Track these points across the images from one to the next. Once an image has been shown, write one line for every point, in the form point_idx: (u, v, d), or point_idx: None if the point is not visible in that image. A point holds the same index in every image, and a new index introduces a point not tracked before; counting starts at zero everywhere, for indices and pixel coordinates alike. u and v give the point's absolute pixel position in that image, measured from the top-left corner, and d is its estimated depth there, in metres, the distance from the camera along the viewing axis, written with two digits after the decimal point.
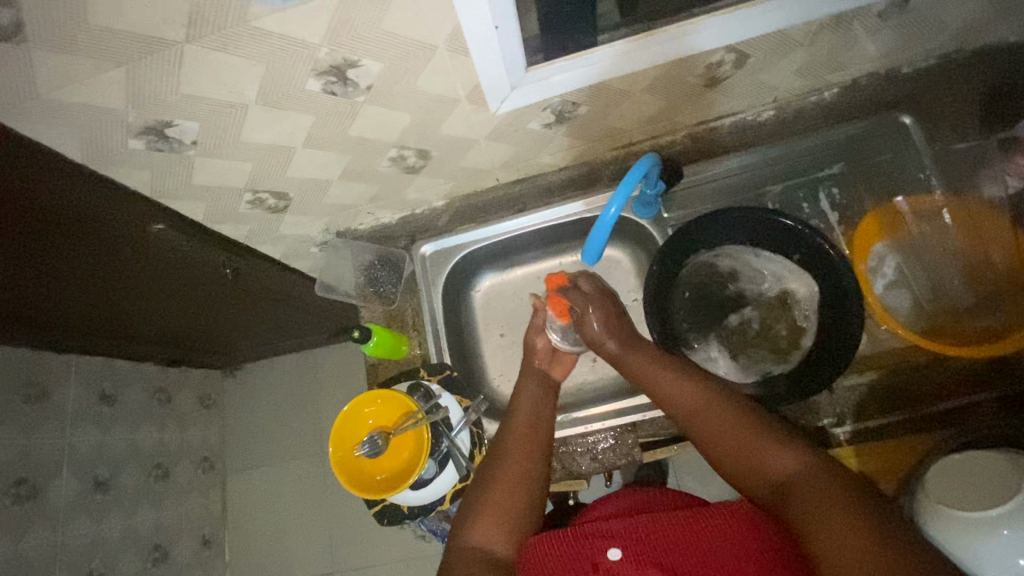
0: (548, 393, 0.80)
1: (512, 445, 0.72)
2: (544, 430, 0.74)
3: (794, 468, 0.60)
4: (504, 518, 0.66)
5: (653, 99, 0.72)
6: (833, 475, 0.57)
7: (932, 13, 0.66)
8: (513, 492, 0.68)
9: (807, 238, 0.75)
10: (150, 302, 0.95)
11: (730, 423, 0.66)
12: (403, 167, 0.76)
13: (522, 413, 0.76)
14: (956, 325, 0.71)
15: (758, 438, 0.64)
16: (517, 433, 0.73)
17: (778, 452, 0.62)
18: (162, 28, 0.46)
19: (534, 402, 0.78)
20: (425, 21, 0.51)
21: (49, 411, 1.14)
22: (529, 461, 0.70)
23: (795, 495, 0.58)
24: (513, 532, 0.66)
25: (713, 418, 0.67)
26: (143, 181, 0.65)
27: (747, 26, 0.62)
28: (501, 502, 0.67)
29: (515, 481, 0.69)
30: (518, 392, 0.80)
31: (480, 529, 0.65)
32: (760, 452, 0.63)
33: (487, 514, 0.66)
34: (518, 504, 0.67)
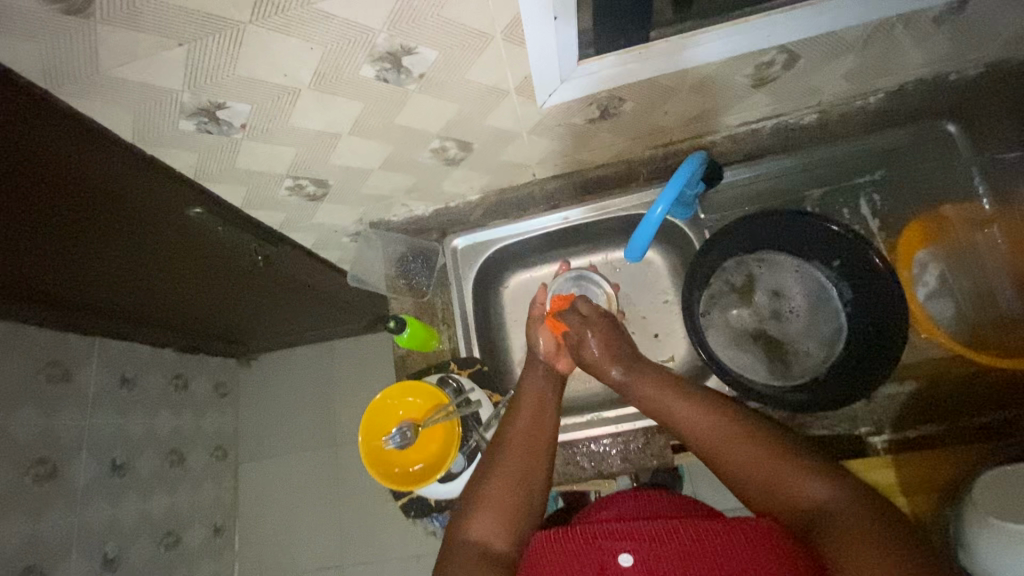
0: (553, 391, 0.79)
1: (515, 441, 0.71)
2: (549, 432, 0.72)
3: (826, 499, 0.55)
4: (506, 514, 0.64)
5: (699, 97, 0.72)
6: (870, 509, 0.53)
7: (990, 19, 0.65)
8: (514, 488, 0.66)
9: (852, 245, 0.71)
10: (179, 286, 0.95)
11: (748, 450, 0.62)
12: (443, 158, 0.75)
13: (524, 414, 0.74)
14: (1001, 335, 0.70)
15: (783, 467, 0.59)
16: (522, 429, 0.72)
17: (807, 483, 0.57)
18: (227, 8, 0.45)
19: (539, 399, 0.77)
20: (486, 10, 0.50)
21: (71, 392, 1.14)
22: (532, 466, 0.68)
23: (828, 529, 0.53)
24: (515, 529, 0.64)
25: (728, 446, 0.63)
26: (188, 164, 0.65)
27: (804, 26, 0.61)
28: (503, 499, 0.65)
29: (518, 479, 0.67)
30: (522, 386, 0.79)
31: (478, 523, 0.63)
32: (787, 481, 0.58)
33: (487, 508, 0.65)
34: (520, 503, 0.66)
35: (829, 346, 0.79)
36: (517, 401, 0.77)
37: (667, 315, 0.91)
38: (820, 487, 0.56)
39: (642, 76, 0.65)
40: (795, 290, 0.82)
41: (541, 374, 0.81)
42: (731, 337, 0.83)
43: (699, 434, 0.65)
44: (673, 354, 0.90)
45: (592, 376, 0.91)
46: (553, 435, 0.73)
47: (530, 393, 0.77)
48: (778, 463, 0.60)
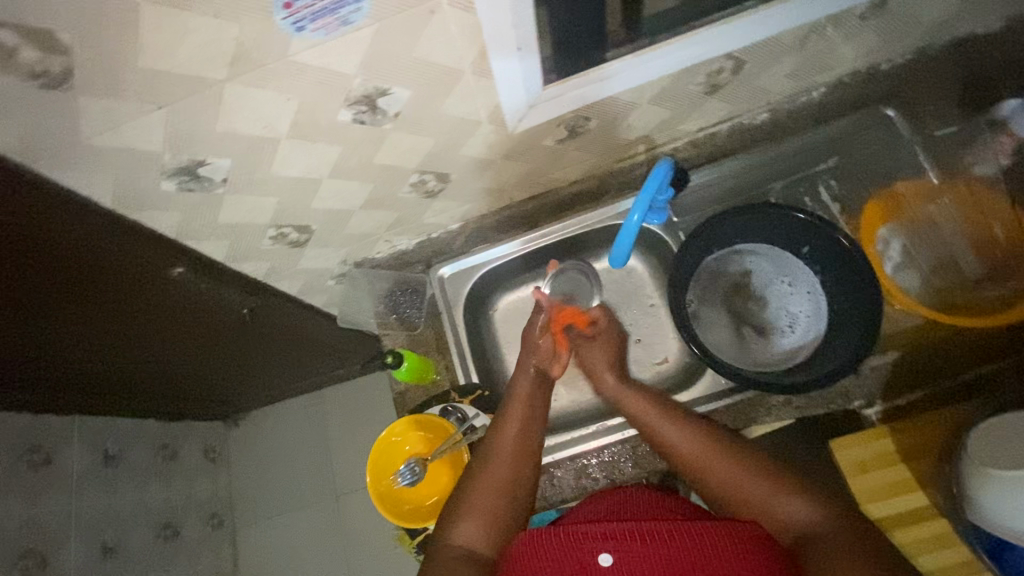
0: (542, 396, 0.80)
1: (503, 445, 0.72)
2: (535, 433, 0.74)
3: (808, 518, 0.61)
4: (486, 515, 0.66)
5: (659, 109, 0.76)
6: (847, 528, 0.58)
7: (909, 11, 0.71)
8: (498, 491, 0.68)
9: (822, 230, 0.76)
10: (163, 351, 0.93)
11: (736, 472, 0.67)
12: (423, 192, 0.77)
13: (514, 415, 0.75)
14: (967, 297, 0.74)
15: (767, 485, 0.65)
16: (509, 434, 0.73)
17: (790, 501, 0.63)
18: (205, 69, 0.47)
19: (526, 402, 0.77)
20: (453, 47, 0.53)
21: (54, 476, 1.09)
22: (520, 466, 0.71)
23: (809, 544, 0.59)
24: (495, 529, 0.66)
25: (718, 466, 0.68)
26: (170, 224, 0.65)
27: (743, 34, 0.65)
28: (487, 503, 0.67)
29: (502, 483, 0.69)
30: (511, 392, 0.79)
31: (461, 527, 0.66)
32: (769, 501, 0.64)
33: (471, 513, 0.67)
34: (503, 507, 0.67)
35: (805, 339, 0.82)
36: (505, 406, 0.77)
37: (654, 318, 0.93)
38: (793, 504, 0.63)
39: (603, 95, 0.68)
40: (775, 279, 0.85)
41: (530, 376, 0.81)
42: (713, 326, 0.86)
43: (686, 453, 0.70)
44: (667, 355, 0.91)
45: (592, 387, 0.92)
46: (539, 439, 0.74)
47: (518, 396, 0.77)
48: (761, 486, 0.65)
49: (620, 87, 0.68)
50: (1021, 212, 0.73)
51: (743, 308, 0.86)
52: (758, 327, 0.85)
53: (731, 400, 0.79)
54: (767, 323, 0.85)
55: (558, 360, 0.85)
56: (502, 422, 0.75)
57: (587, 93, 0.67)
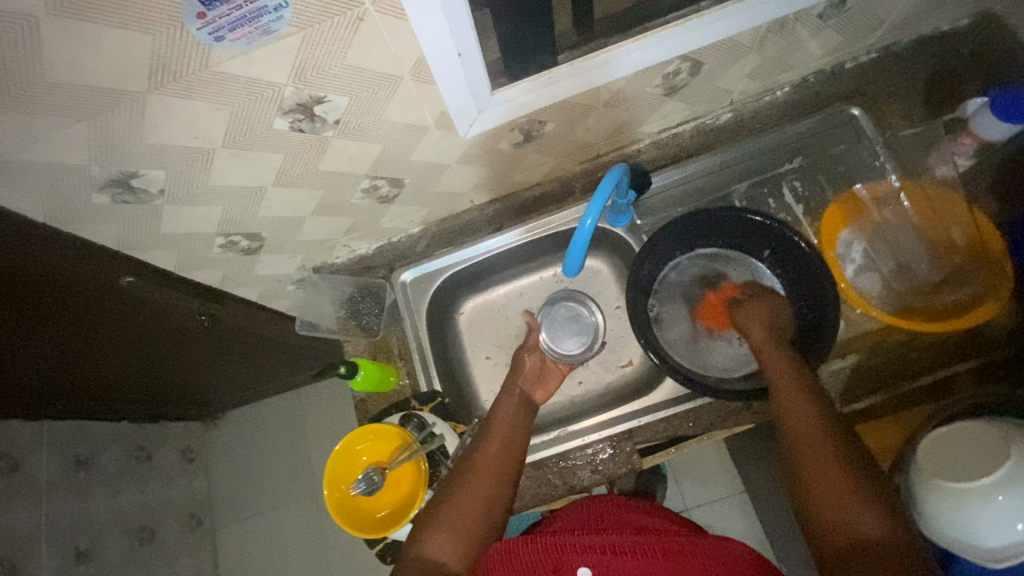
0: (524, 416, 0.77)
1: (483, 464, 0.69)
2: (518, 449, 0.71)
3: (877, 536, 0.51)
4: (459, 531, 0.63)
5: (617, 111, 0.74)
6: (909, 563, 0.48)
7: (870, 9, 0.70)
8: (474, 507, 0.65)
9: (779, 233, 0.76)
10: (123, 359, 0.92)
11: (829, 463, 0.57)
12: (376, 197, 0.76)
13: (496, 431, 0.73)
14: (926, 301, 0.73)
15: (857, 491, 0.54)
16: (490, 450, 0.70)
17: (872, 509, 0.53)
18: (124, 80, 0.45)
19: (510, 421, 0.75)
20: (390, 54, 0.52)
21: (22, 484, 1.08)
22: (498, 485, 0.68)
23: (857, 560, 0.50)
24: (468, 546, 0.63)
25: (817, 452, 0.58)
26: (110, 236, 0.63)
27: (700, 36, 0.64)
28: (461, 518, 0.64)
29: (479, 500, 0.66)
30: (494, 411, 0.77)
31: (429, 541, 0.63)
32: (846, 503, 0.54)
33: (445, 527, 0.64)
34: (479, 525, 0.64)
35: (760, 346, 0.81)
36: (487, 424, 0.75)
37: (619, 321, 0.93)
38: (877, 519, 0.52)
39: (612, 78, 0.66)
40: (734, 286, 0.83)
41: (515, 398, 0.78)
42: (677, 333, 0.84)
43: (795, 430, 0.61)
44: (632, 357, 0.91)
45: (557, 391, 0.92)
46: (520, 459, 0.71)
47: (502, 415, 0.75)
48: (846, 487, 0.54)
49: (629, 70, 0.65)
50: (976, 211, 0.74)
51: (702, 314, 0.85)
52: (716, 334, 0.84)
53: (691, 404, 0.78)
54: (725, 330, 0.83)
55: (544, 385, 0.83)
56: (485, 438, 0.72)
57: (593, 77, 0.65)
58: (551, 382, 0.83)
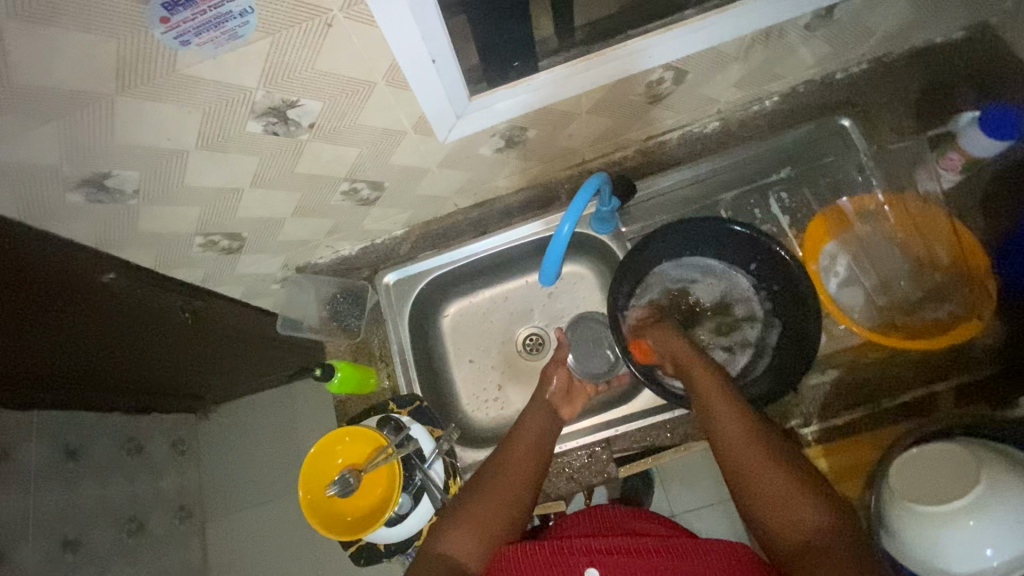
0: (553, 422, 0.78)
1: (513, 465, 0.69)
2: (545, 454, 0.72)
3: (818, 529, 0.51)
4: (487, 528, 0.63)
5: (600, 118, 0.74)
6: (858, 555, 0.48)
7: (859, 20, 0.69)
8: (503, 506, 0.65)
9: (763, 247, 0.75)
10: (107, 353, 0.92)
11: (765, 463, 0.57)
12: (357, 199, 0.75)
13: (525, 436, 0.73)
14: (907, 318, 0.73)
15: (797, 489, 0.55)
16: (518, 453, 0.71)
17: (812, 505, 0.53)
18: (92, 82, 0.45)
19: (540, 426, 0.76)
20: (361, 60, 0.51)
21: (10, 473, 1.09)
22: (524, 488, 0.68)
23: (813, 562, 0.50)
24: (494, 544, 0.62)
25: (750, 454, 0.58)
26: (87, 233, 0.63)
27: (682, 45, 0.63)
28: (488, 517, 0.64)
29: (510, 500, 0.66)
30: (523, 415, 0.77)
31: (454, 538, 0.62)
32: (791, 503, 0.54)
33: (470, 523, 0.63)
34: (507, 524, 0.64)
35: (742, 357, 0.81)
36: (516, 428, 0.75)
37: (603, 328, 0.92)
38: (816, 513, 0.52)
39: (645, 67, 0.64)
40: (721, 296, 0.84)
41: (542, 405, 0.79)
42: None
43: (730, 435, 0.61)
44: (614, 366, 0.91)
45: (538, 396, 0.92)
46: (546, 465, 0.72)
47: (533, 422, 0.75)
48: (784, 486, 0.55)
49: (663, 58, 0.64)
50: (957, 224, 0.73)
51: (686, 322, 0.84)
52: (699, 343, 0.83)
53: (670, 414, 0.78)
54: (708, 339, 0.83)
55: (570, 402, 0.82)
56: (513, 441, 0.73)
57: (628, 63, 0.63)
58: (579, 400, 0.82)
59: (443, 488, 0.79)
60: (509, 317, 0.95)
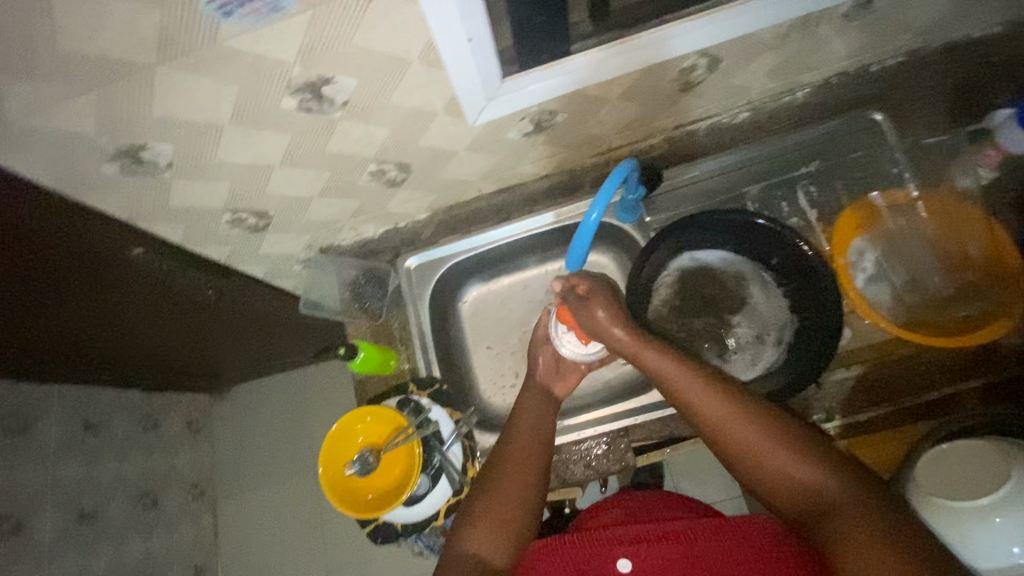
0: (550, 406, 0.77)
1: (512, 457, 0.70)
2: (544, 439, 0.72)
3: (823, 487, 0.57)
4: (499, 530, 0.65)
5: (630, 105, 0.73)
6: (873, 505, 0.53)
7: (899, 11, 0.67)
8: (511, 504, 0.66)
9: (787, 240, 0.75)
10: (130, 328, 0.93)
11: (761, 435, 0.60)
12: (384, 181, 0.75)
13: (525, 419, 0.74)
14: (936, 315, 0.72)
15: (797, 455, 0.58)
16: (520, 440, 0.71)
17: (808, 467, 0.58)
18: (133, 53, 0.45)
19: (537, 415, 0.75)
20: (398, 37, 0.51)
21: (31, 444, 1.11)
22: (531, 473, 0.69)
23: (834, 523, 0.54)
24: (510, 543, 0.65)
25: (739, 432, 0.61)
26: (118, 207, 0.64)
27: (718, 30, 0.62)
28: (501, 510, 0.66)
29: (517, 492, 0.67)
30: (518, 405, 0.76)
31: (474, 535, 0.65)
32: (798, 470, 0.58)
33: (486, 519, 0.65)
34: (518, 522, 0.66)
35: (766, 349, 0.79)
36: (513, 418, 0.75)
37: None
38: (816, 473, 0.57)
39: (666, 57, 0.64)
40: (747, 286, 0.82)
41: (537, 393, 0.79)
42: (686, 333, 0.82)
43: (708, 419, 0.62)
44: None
45: None
46: (547, 450, 0.71)
47: (527, 411, 0.75)
48: (784, 457, 0.59)
49: (684, 49, 0.63)
50: (993, 224, 0.72)
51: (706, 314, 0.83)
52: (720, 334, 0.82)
53: None
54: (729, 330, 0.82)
55: (564, 379, 0.81)
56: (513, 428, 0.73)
57: (647, 54, 0.63)
58: (573, 377, 0.81)
59: (461, 470, 0.80)
60: (529, 304, 0.95)
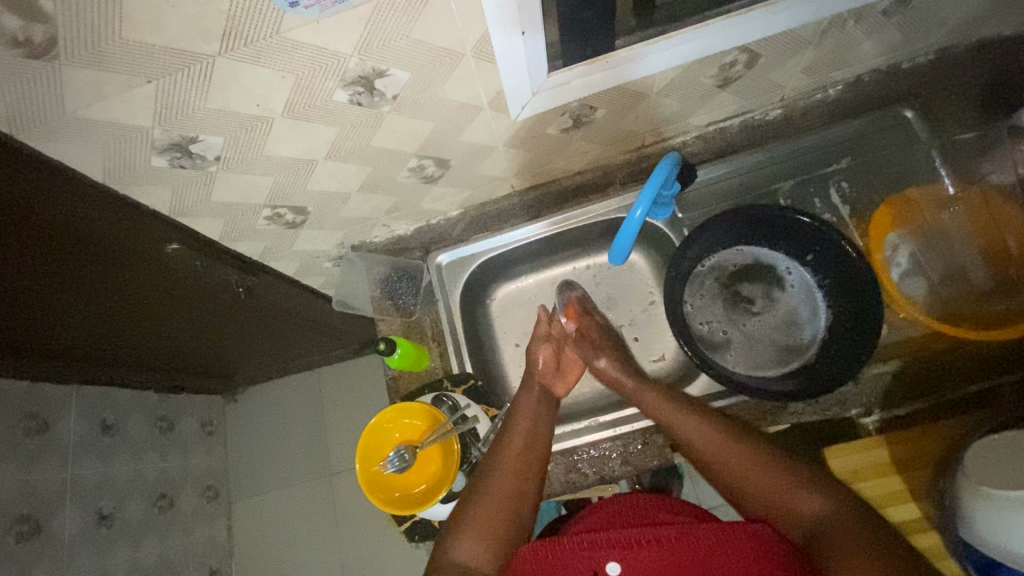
0: (547, 412, 0.78)
1: (506, 464, 0.71)
2: (541, 448, 0.73)
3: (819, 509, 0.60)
4: (488, 536, 0.65)
5: (668, 100, 0.73)
6: (861, 521, 0.57)
7: (937, 8, 0.68)
8: (499, 509, 0.67)
9: (824, 236, 0.73)
10: (157, 326, 0.92)
11: (748, 460, 0.67)
12: (421, 177, 0.76)
13: (520, 424, 0.75)
14: (974, 309, 0.72)
15: (786, 484, 0.64)
16: (515, 447, 0.72)
17: (802, 494, 0.62)
18: (198, 43, 0.46)
19: (533, 420, 0.76)
20: (455, 29, 0.51)
21: (51, 444, 1.10)
22: (523, 482, 0.70)
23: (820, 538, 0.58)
24: (499, 550, 0.64)
25: (731, 455, 0.67)
26: (162, 200, 0.64)
27: (762, 27, 0.62)
28: (489, 520, 0.66)
29: (509, 500, 0.68)
30: (515, 407, 0.78)
31: (464, 545, 0.64)
32: (785, 497, 0.63)
33: (474, 530, 0.65)
34: (507, 528, 0.66)
35: (807, 332, 0.81)
36: (510, 424, 0.76)
37: (653, 316, 0.93)
38: (810, 496, 0.62)
39: (688, 57, 0.64)
40: (784, 274, 0.83)
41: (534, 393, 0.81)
42: (720, 326, 0.84)
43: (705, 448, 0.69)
44: (663, 353, 0.91)
45: (585, 382, 0.92)
46: (543, 457, 0.73)
47: (524, 412, 0.76)
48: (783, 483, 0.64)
49: (714, 48, 0.64)
50: None
51: (742, 303, 0.84)
52: (760, 320, 0.84)
53: (727, 401, 0.77)
54: (768, 318, 0.83)
55: (562, 379, 0.85)
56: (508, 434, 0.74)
57: (669, 56, 0.64)
58: (569, 375, 0.86)
59: None
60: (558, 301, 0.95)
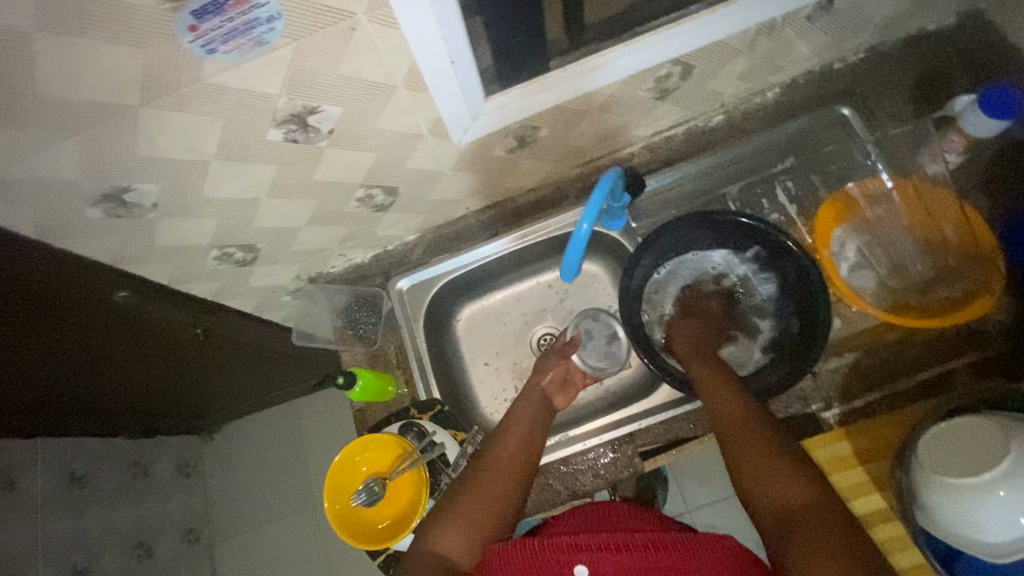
0: (543, 419, 0.78)
1: (499, 462, 0.70)
2: (533, 451, 0.72)
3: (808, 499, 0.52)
4: (474, 528, 0.62)
5: (610, 115, 0.75)
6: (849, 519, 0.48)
7: (859, 10, 0.71)
8: (487, 507, 0.64)
9: (772, 238, 0.76)
10: (115, 375, 0.90)
11: (765, 437, 0.60)
12: (371, 206, 0.76)
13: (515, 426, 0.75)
14: (922, 299, 0.73)
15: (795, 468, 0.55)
16: (509, 447, 0.72)
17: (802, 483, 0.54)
18: (118, 95, 0.45)
19: (528, 424, 0.76)
20: (382, 62, 0.52)
21: (18, 502, 1.06)
22: (513, 481, 0.68)
23: (799, 525, 0.50)
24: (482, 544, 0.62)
25: (743, 427, 0.61)
26: (103, 250, 0.62)
27: (690, 39, 0.64)
28: (476, 513, 0.64)
29: (498, 497, 0.66)
30: (510, 413, 0.78)
31: (446, 536, 0.62)
32: (776, 477, 0.55)
33: (461, 521, 0.63)
34: (494, 522, 0.64)
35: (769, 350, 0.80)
36: (502, 426, 0.76)
37: None
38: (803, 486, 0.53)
39: (622, 73, 0.65)
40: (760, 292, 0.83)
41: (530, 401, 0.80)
42: None
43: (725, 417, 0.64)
44: (630, 361, 0.91)
45: None
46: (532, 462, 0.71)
47: (518, 417, 0.76)
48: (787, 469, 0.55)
49: (647, 63, 0.65)
50: (966, 206, 0.75)
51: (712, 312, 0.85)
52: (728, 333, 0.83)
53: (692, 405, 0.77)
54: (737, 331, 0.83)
55: (564, 393, 0.84)
56: (502, 436, 0.74)
57: (603, 75, 0.65)
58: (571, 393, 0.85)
59: None
60: (523, 318, 0.96)
